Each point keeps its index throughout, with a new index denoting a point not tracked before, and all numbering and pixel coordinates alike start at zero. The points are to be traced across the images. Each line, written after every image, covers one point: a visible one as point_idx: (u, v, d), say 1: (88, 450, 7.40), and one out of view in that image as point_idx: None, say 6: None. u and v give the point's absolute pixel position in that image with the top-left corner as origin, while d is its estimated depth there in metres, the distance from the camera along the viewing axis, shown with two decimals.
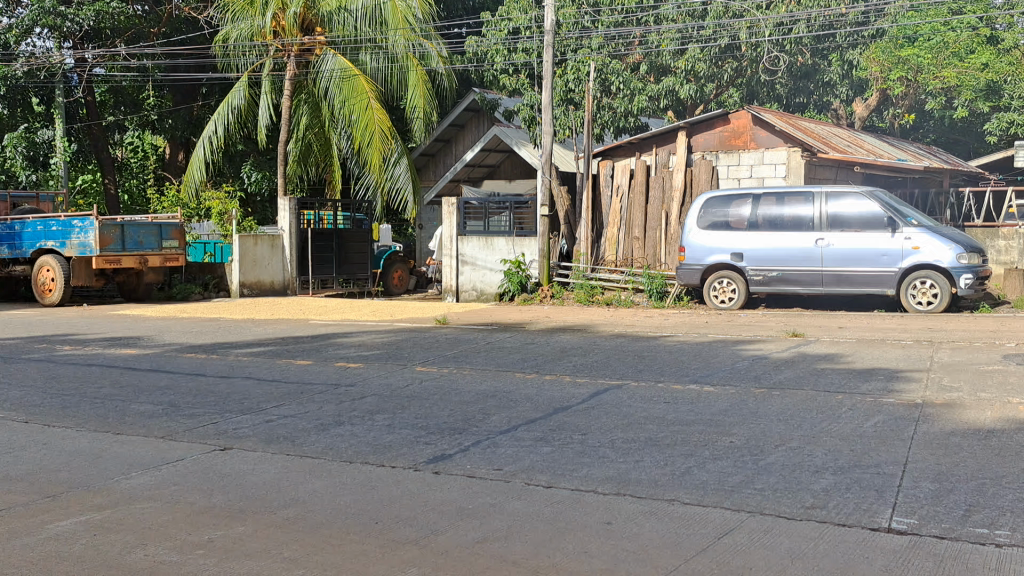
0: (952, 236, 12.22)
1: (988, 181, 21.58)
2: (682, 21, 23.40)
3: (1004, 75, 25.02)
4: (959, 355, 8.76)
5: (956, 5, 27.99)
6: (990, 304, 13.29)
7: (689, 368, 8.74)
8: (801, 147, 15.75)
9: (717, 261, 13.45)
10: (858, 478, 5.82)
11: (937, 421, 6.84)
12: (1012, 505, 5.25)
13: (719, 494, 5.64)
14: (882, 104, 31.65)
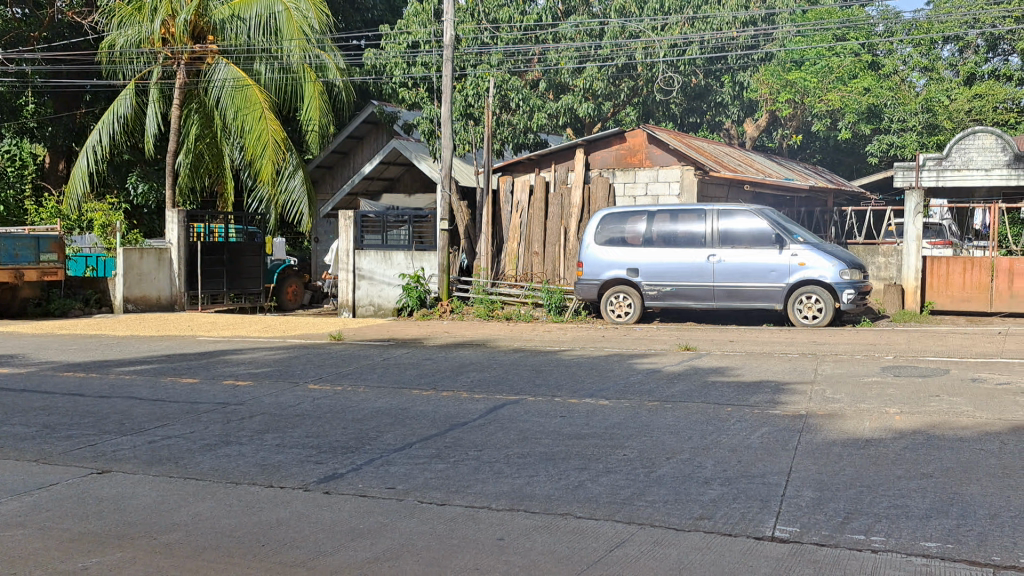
0: (835, 252, 12.69)
1: (870, 201, 22.65)
2: (579, 40, 23.76)
3: (884, 99, 26.68)
4: (841, 367, 9.10)
5: (839, 32, 29.50)
6: (871, 319, 13.88)
7: (585, 383, 8.83)
8: (694, 166, 16.13)
9: (614, 276, 13.65)
10: (743, 489, 5.96)
11: (819, 432, 7.08)
12: (886, 511, 5.46)
13: (611, 507, 5.69)
14: (771, 125, 32.84)
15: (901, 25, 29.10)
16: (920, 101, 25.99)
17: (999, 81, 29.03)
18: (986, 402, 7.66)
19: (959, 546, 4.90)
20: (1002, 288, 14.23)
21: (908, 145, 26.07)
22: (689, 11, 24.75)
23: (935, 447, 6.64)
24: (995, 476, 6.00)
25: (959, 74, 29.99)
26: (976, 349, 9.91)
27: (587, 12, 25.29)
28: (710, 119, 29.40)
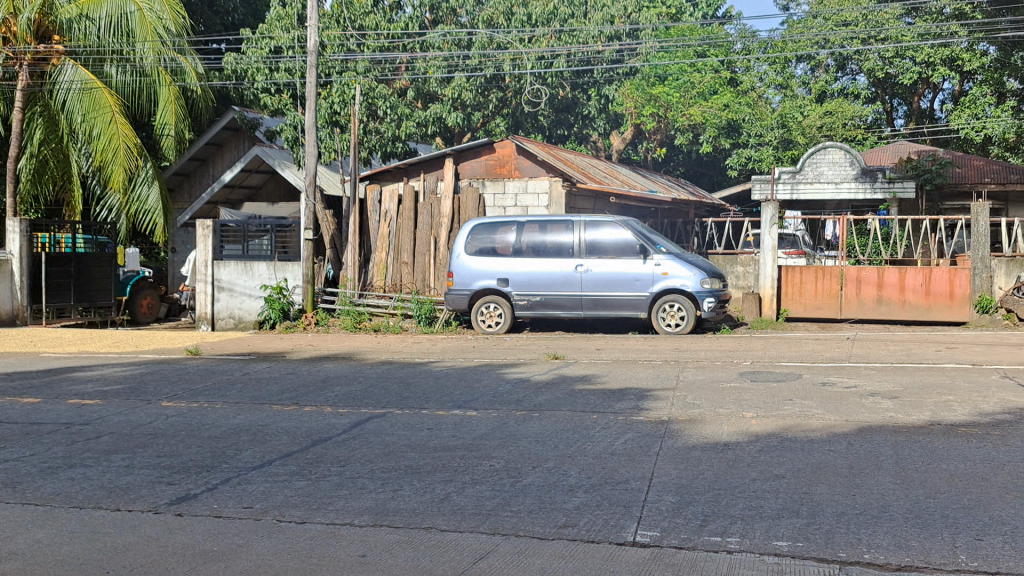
0: (696, 262, 13.09)
1: (729, 213, 23.53)
2: (447, 49, 23.84)
3: (742, 115, 28.38)
4: (702, 373, 9.37)
5: (699, 49, 30.78)
6: (730, 326, 14.40)
7: (453, 394, 8.77)
8: (562, 177, 16.33)
9: (484, 285, 13.61)
10: (606, 495, 6.02)
11: (680, 437, 7.24)
12: (742, 513, 5.62)
13: (476, 518, 5.64)
14: (636, 140, 33.63)
15: (757, 42, 30.58)
16: (776, 117, 26.92)
17: (845, 99, 31.04)
18: (835, 404, 8.04)
19: (809, 545, 5.08)
20: (851, 294, 15.09)
21: (764, 158, 27.29)
22: (556, 24, 25.26)
23: (788, 448, 6.89)
24: (842, 475, 6.28)
25: (810, 92, 31.79)
26: (826, 354, 10.40)
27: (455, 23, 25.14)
28: (577, 131, 29.91)
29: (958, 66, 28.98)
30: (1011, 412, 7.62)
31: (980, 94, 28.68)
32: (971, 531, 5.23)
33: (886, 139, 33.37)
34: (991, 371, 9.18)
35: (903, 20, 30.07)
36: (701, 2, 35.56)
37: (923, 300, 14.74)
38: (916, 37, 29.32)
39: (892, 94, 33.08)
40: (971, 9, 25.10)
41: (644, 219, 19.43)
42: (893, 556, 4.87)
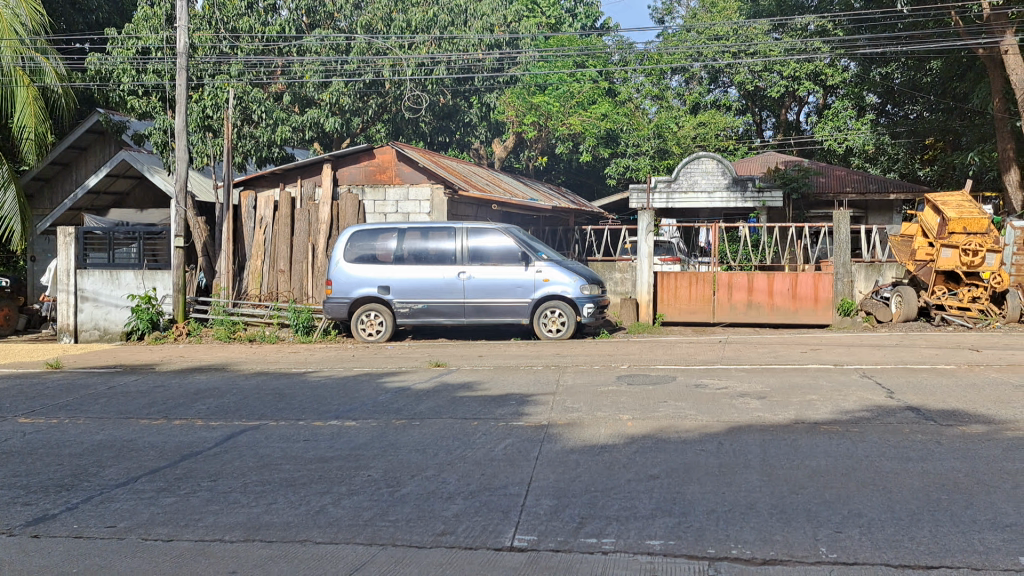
0: (576, 269, 13.29)
1: (607, 220, 24.00)
2: (324, 54, 23.33)
3: (620, 125, 29.28)
4: (580, 378, 9.52)
5: (579, 59, 31.29)
6: (609, 331, 14.72)
7: (331, 404, 8.63)
8: (443, 185, 16.38)
9: (364, 293, 13.44)
10: (486, 501, 6.04)
11: (559, 440, 7.33)
12: (617, 514, 5.73)
13: (352, 529, 5.56)
14: (518, 148, 33.94)
15: (634, 54, 31.50)
16: (652, 127, 29.19)
17: (717, 111, 32.42)
18: (707, 405, 8.30)
19: (680, 543, 5.22)
20: (723, 299, 15.62)
21: (642, 168, 28.70)
22: (437, 31, 25.23)
23: (663, 449, 7.07)
24: (713, 474, 6.48)
25: (685, 103, 32.98)
26: (699, 357, 10.73)
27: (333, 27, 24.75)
28: (458, 139, 30.02)
29: (822, 80, 30.57)
30: (868, 409, 8.05)
31: (843, 107, 30.60)
32: (831, 524, 5.48)
33: (757, 150, 34.88)
34: (851, 370, 9.68)
35: (770, 37, 31.66)
36: (579, 13, 36.36)
37: (790, 304, 15.40)
38: (783, 52, 30.85)
39: (761, 107, 34.71)
40: (832, 27, 26.59)
41: (526, 227, 19.64)
42: (759, 551, 5.06)
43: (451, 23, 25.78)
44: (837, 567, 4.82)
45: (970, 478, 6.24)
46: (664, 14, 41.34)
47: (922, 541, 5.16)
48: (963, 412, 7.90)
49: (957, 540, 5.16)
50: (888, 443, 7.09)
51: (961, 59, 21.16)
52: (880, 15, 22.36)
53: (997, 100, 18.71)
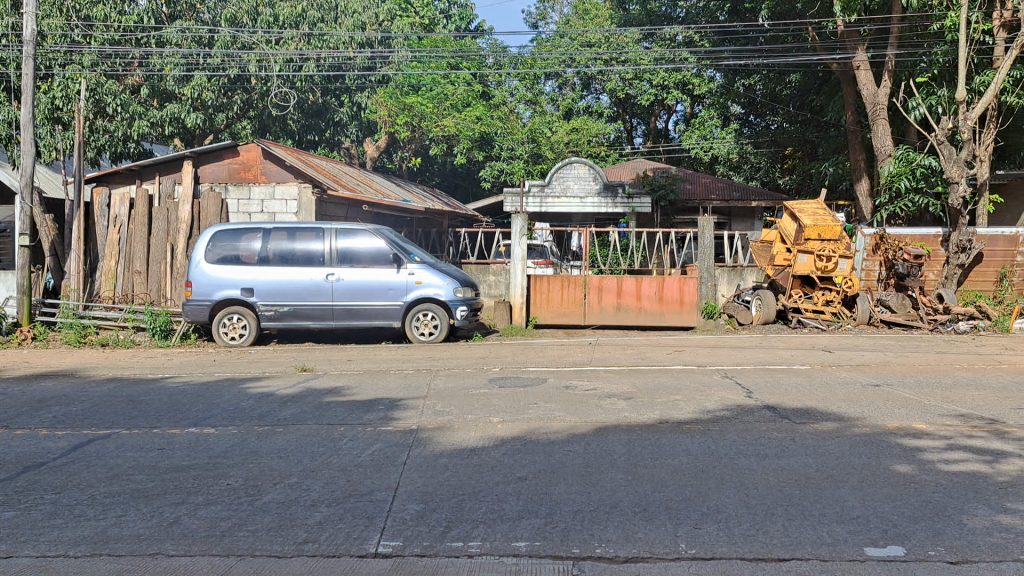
0: (448, 271, 13.30)
1: (481, 223, 24.08)
2: (186, 47, 22.57)
3: (494, 128, 29.54)
4: (451, 381, 9.46)
5: (452, 61, 31.28)
6: (482, 334, 14.76)
7: (190, 411, 8.28)
8: (312, 184, 16.02)
9: (226, 295, 13.00)
10: (350, 508, 5.91)
11: (428, 445, 7.25)
12: (483, 517, 5.71)
13: (209, 540, 5.34)
14: (391, 149, 33.67)
15: (508, 58, 31.73)
16: (526, 131, 29.51)
17: (589, 117, 33.17)
18: (575, 407, 8.39)
19: (545, 544, 5.24)
20: (594, 302, 15.87)
21: (515, 171, 29.16)
22: (305, 27, 24.72)
23: (531, 451, 7.10)
24: (579, 474, 6.54)
25: (558, 108, 33.52)
26: (569, 359, 10.86)
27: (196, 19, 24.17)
28: (329, 137, 29.57)
29: (689, 90, 31.65)
30: (728, 409, 8.31)
31: (709, 116, 31.54)
32: (690, 521, 5.61)
33: (627, 156, 35.86)
34: (713, 371, 9.99)
35: (640, 45, 32.57)
36: (453, 15, 36.45)
37: (657, 307, 15.81)
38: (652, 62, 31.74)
39: (632, 114, 35.71)
40: (698, 38, 27.58)
41: (399, 228, 19.47)
42: (622, 549, 5.13)
43: (320, 20, 25.36)
44: (695, 563, 4.93)
45: (821, 473, 6.52)
46: (537, 20, 41.83)
47: (775, 535, 5.35)
48: (816, 410, 8.26)
49: (807, 533, 5.37)
50: (746, 441, 7.34)
51: (817, 73, 22.37)
52: (742, 28, 23.29)
53: (849, 114, 19.79)
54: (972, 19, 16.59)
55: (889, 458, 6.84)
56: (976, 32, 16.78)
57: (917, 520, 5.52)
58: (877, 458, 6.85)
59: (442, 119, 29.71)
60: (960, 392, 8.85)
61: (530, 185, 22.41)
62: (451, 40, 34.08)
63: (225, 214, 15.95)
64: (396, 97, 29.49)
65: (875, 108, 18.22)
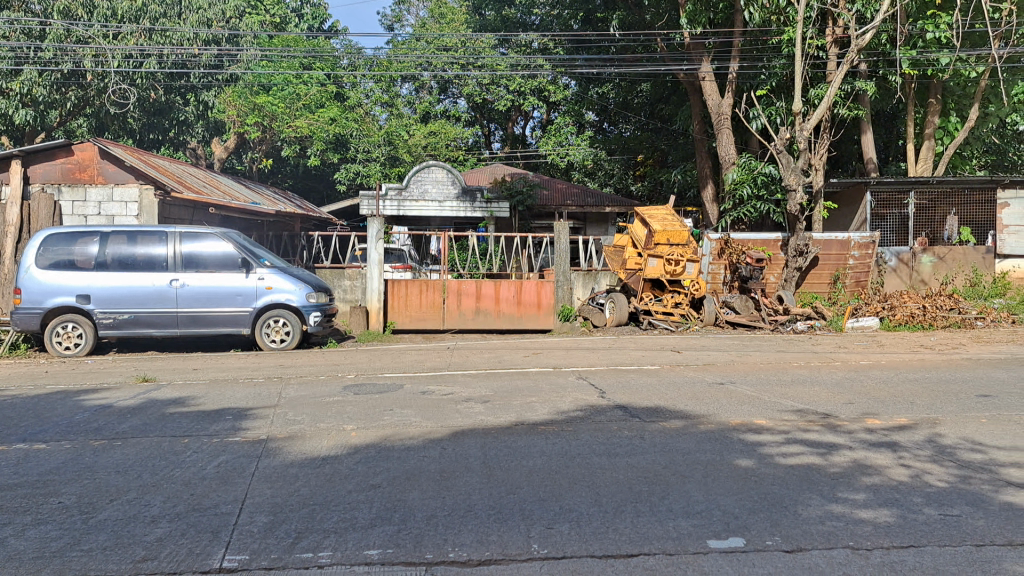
0: (300, 276, 13.13)
1: (335, 227, 23.81)
2: (14, 40, 21.40)
3: (349, 130, 29.15)
4: (304, 389, 9.25)
5: (305, 61, 30.67)
6: (336, 340, 14.54)
7: (18, 426, 7.76)
8: (154, 185, 15.38)
9: (60, 303, 12.26)
10: (194, 522, 5.67)
11: (278, 455, 7.06)
12: (335, 526, 5.60)
13: (36, 562, 5.01)
14: (241, 150, 32.72)
15: (362, 59, 31.61)
16: (382, 135, 29.57)
17: (446, 121, 33.46)
18: (430, 411, 8.36)
19: (397, 550, 5.18)
20: (453, 306, 15.86)
21: (372, 174, 29.19)
22: (146, 22, 23.47)
23: (385, 458, 7.01)
24: (434, 479, 6.50)
25: (415, 111, 33.59)
26: (426, 364, 10.82)
27: (25, 9, 22.67)
28: (173, 136, 28.64)
29: (545, 96, 32.49)
30: (581, 409, 8.48)
31: (564, 123, 32.35)
32: (543, 521, 5.67)
33: (485, 161, 36.33)
34: (568, 373, 10.19)
35: (496, 51, 33.14)
36: (306, 14, 35.79)
37: (515, 310, 15.99)
38: (509, 68, 32.25)
39: (489, 119, 36.17)
40: (552, 46, 28.26)
41: (248, 232, 18.98)
42: (475, 553, 5.13)
43: (162, 16, 24.09)
44: (547, 563, 4.98)
45: (668, 470, 6.73)
46: (394, 22, 41.57)
47: (624, 531, 5.47)
48: (665, 409, 8.54)
49: (655, 528, 5.53)
50: (598, 440, 7.50)
51: (666, 84, 23.49)
52: (594, 37, 23.83)
53: (696, 123, 20.69)
54: (807, 36, 17.65)
55: (732, 453, 7.13)
56: (811, 48, 17.87)
57: (757, 512, 5.78)
58: (720, 454, 7.13)
59: (294, 120, 28.80)
60: (797, 389, 9.35)
61: (387, 189, 22.97)
62: (304, 40, 33.54)
63: (56, 217, 15.18)
64: (246, 97, 28.81)
65: (720, 117, 18.97)
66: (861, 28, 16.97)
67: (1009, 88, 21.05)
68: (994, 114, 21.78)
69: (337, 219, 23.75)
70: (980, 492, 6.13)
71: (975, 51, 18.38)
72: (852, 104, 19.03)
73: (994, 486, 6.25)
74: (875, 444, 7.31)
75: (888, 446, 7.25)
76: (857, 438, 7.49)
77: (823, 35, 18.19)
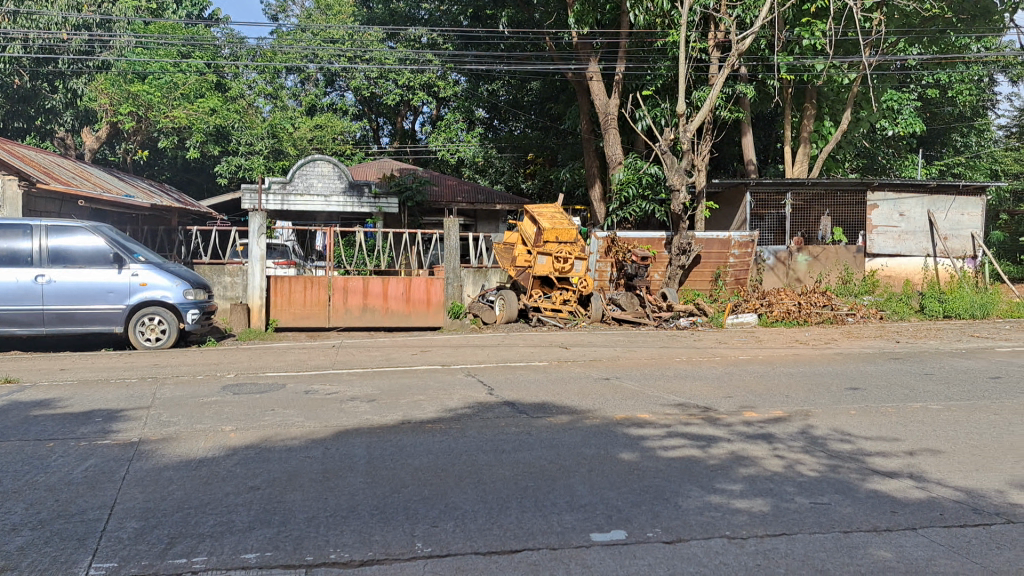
0: (177, 272, 12.73)
1: (214, 221, 23.09)
2: None
3: (231, 121, 28.34)
4: (180, 389, 8.93)
5: (184, 49, 29.59)
6: (215, 338, 14.12)
7: None
8: (17, 176, 14.57)
9: None
10: (58, 530, 5.37)
11: (151, 458, 6.78)
12: (211, 530, 5.40)
13: None
14: (114, 141, 31.24)
15: (245, 49, 30.85)
16: (266, 127, 29.21)
17: (333, 115, 33.28)
18: (313, 411, 8.18)
19: (277, 553, 5.05)
20: (339, 304, 15.64)
21: (255, 167, 28.78)
22: (9, 4, 22.20)
23: (265, 459, 6.82)
24: (315, 480, 6.36)
25: (301, 104, 32.93)
26: (310, 362, 10.61)
27: None
28: (38, 125, 27.24)
29: (434, 92, 32.32)
30: (468, 406, 8.46)
31: (454, 120, 31.40)
32: (428, 519, 5.62)
33: (373, 156, 36.18)
34: (455, 370, 10.16)
35: (384, 46, 32.88)
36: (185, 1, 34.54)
37: (404, 307, 15.92)
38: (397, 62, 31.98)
39: (377, 114, 36.03)
40: (443, 42, 28.21)
41: (121, 226, 18.23)
42: (357, 553, 5.03)
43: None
44: (431, 561, 4.94)
45: (553, 465, 6.78)
46: (277, 12, 40.61)
47: (508, 527, 5.47)
48: (551, 404, 8.61)
49: (540, 523, 5.55)
50: (484, 437, 7.49)
51: (555, 83, 23.89)
52: (485, 34, 24.10)
53: (584, 123, 20.99)
54: (690, 39, 18.13)
55: (616, 447, 7.24)
56: (694, 51, 18.37)
57: (639, 505, 5.87)
58: (604, 448, 7.23)
59: (172, 109, 27.27)
60: (679, 383, 9.58)
61: (269, 183, 22.61)
62: (183, 28, 32.40)
63: None
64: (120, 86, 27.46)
65: (607, 118, 19.22)
66: (741, 33, 17.54)
67: (878, 94, 22.08)
68: (864, 119, 22.80)
69: (217, 214, 23.16)
70: (848, 480, 6.40)
71: (848, 57, 19.23)
72: (732, 106, 19.68)
73: (861, 474, 6.54)
74: (753, 436, 7.55)
75: (764, 438, 7.49)
76: (736, 431, 7.72)
77: (706, 38, 18.70)
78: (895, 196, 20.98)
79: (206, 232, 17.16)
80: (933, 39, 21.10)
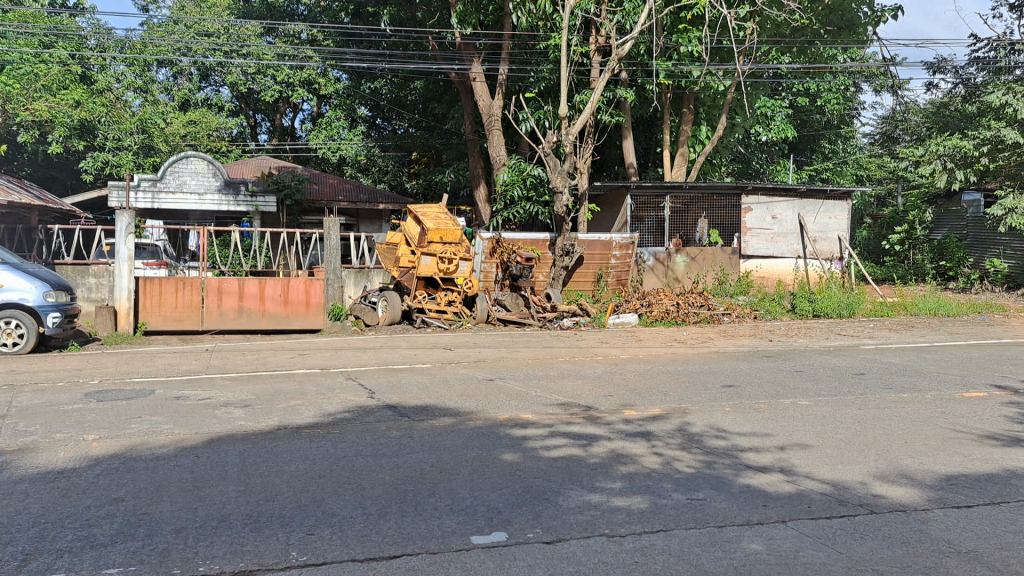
0: (37, 274, 12.08)
1: (78, 218, 22.07)
2: None
3: (97, 115, 27.05)
4: (38, 397, 8.45)
5: (46, 40, 28.01)
6: (80, 343, 13.45)
7: None
8: None
9: None
10: None
11: (5, 470, 6.38)
12: (70, 545, 5.11)
13: None
14: None
15: (112, 39, 29.52)
16: (135, 122, 28.05)
17: (208, 111, 32.44)
18: (184, 418, 7.88)
19: (141, 567, 4.81)
20: (213, 306, 15.14)
21: (123, 164, 27.55)
22: None
23: (131, 469, 6.52)
24: (185, 490, 6.11)
25: (172, 100, 31.99)
26: (182, 367, 10.23)
27: None
28: None
29: (314, 88, 31.66)
30: (348, 410, 8.31)
31: (335, 117, 30.88)
32: (304, 527, 5.48)
33: (251, 152, 35.34)
34: (335, 373, 9.97)
35: (263, 41, 32.12)
36: None
37: (282, 309, 15.52)
38: (275, 57, 31.23)
39: (254, 110, 35.34)
40: (324, 39, 28.41)
41: None
42: (227, 565, 4.85)
43: None
44: (306, 570, 4.80)
45: (435, 468, 6.71)
46: (148, 3, 39.07)
47: (387, 532, 5.38)
48: (433, 406, 8.54)
49: (419, 527, 5.48)
50: (364, 441, 7.37)
51: (438, 82, 23.89)
52: (365, 32, 24.09)
53: (468, 124, 21.00)
54: (572, 43, 18.29)
55: (498, 448, 7.23)
56: (576, 54, 18.54)
57: (520, 505, 5.88)
58: (486, 449, 7.22)
59: (32, 101, 25.29)
60: (561, 383, 9.66)
61: (137, 179, 21.74)
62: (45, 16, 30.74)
63: None
64: None
65: (490, 119, 19.21)
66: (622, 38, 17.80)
67: (750, 101, 22.87)
68: (739, 124, 23.55)
69: (81, 212, 22.11)
70: (722, 475, 6.58)
71: (722, 64, 19.98)
72: (613, 110, 20.11)
73: (735, 469, 6.73)
74: (632, 434, 7.68)
75: (642, 436, 7.62)
76: (616, 429, 7.83)
77: (587, 42, 18.92)
78: (767, 199, 21.80)
79: (68, 231, 16.34)
80: (802, 49, 22.02)
